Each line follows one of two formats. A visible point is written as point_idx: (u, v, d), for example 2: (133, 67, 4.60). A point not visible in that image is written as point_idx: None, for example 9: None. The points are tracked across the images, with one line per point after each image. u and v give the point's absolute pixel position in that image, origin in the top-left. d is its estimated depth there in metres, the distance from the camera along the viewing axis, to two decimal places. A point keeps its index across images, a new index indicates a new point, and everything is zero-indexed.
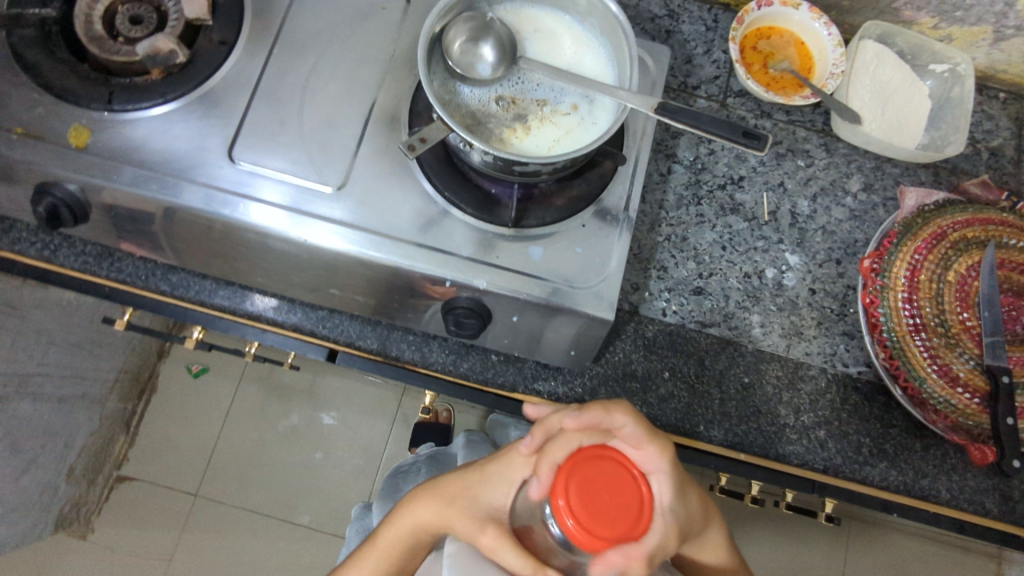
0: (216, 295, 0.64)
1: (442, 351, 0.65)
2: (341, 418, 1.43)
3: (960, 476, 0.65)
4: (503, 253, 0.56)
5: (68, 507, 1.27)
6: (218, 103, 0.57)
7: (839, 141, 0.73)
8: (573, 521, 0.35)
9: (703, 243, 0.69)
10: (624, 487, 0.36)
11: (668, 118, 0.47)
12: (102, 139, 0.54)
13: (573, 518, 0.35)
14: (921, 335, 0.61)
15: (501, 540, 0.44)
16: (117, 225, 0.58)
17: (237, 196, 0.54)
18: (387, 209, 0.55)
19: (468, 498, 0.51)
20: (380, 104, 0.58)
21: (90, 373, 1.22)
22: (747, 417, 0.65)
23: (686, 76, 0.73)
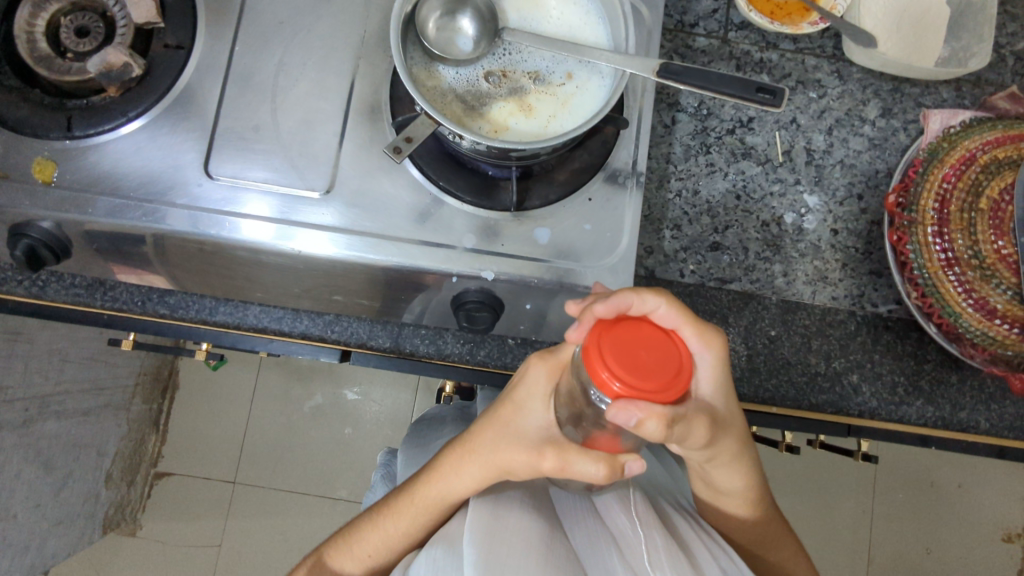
0: (217, 312, 0.62)
1: (457, 342, 0.63)
2: (364, 393, 1.43)
3: (999, 404, 0.64)
4: (509, 240, 0.53)
5: (112, 510, 1.31)
6: (186, 114, 0.53)
7: (852, 66, 0.68)
8: (618, 381, 0.31)
9: (716, 195, 0.66)
10: (660, 343, 0.33)
11: (673, 80, 0.44)
12: (69, 170, 0.51)
13: (619, 379, 0.31)
14: (955, 269, 0.57)
15: (567, 455, 0.43)
16: (101, 255, 0.55)
17: (218, 214, 0.51)
18: (380, 207, 0.52)
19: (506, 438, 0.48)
20: (360, 93, 0.54)
21: (110, 381, 1.22)
22: (777, 370, 0.64)
23: (681, 14, 0.68)
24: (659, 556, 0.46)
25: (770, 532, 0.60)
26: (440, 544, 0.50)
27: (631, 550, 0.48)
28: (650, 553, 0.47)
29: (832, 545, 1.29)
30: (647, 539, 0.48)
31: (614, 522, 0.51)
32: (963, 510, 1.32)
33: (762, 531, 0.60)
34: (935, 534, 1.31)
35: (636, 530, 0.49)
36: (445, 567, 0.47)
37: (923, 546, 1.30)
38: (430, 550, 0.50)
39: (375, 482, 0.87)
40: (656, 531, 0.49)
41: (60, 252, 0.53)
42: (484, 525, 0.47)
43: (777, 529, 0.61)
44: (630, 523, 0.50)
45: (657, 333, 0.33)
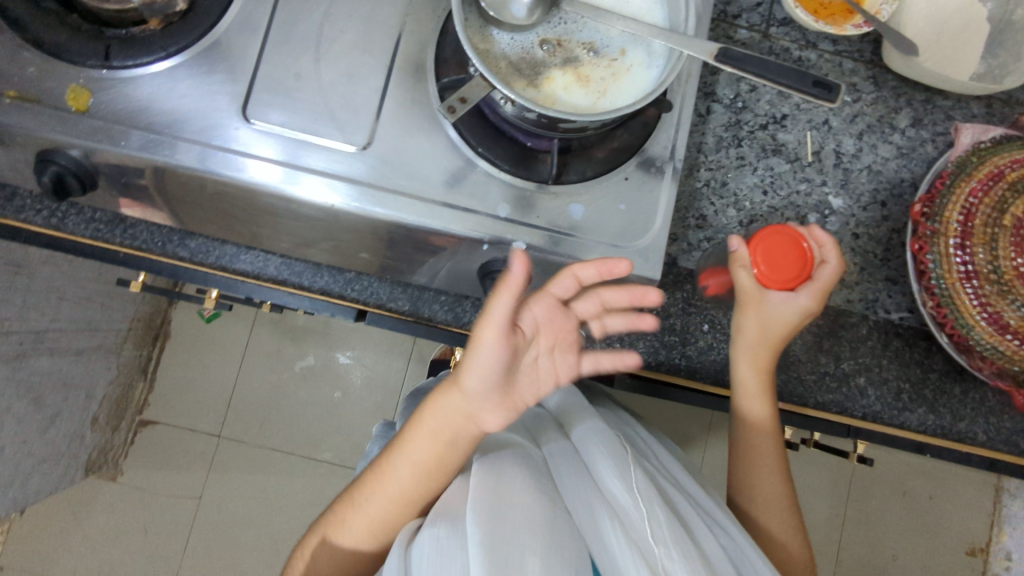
0: (238, 260, 0.61)
1: (476, 310, 0.63)
2: (356, 357, 1.43)
3: (998, 418, 0.65)
4: (543, 212, 0.53)
5: (95, 453, 1.30)
6: (226, 55, 0.52)
7: (889, 73, 0.69)
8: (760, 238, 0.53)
9: (743, 188, 0.66)
10: (791, 260, 0.52)
11: (731, 65, 0.44)
12: (102, 100, 0.50)
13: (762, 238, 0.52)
14: (972, 282, 0.58)
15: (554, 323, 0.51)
16: (127, 191, 0.55)
17: (231, 153, 0.50)
18: (416, 168, 0.52)
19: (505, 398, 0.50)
20: (405, 50, 0.53)
21: (104, 324, 1.20)
22: (787, 365, 0.65)
23: (726, 4, 0.68)
24: (665, 536, 0.45)
25: (757, 462, 0.63)
26: (444, 523, 0.48)
27: (633, 524, 0.46)
28: (654, 531, 0.45)
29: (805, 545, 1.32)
30: (651, 516, 0.46)
31: (612, 495, 0.48)
32: (933, 520, 1.35)
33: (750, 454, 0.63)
34: (904, 541, 1.34)
35: (638, 504, 0.47)
36: (447, 549, 0.45)
37: (891, 552, 1.34)
38: (432, 529, 0.48)
39: (371, 454, 0.88)
40: (659, 507, 0.47)
41: (81, 187, 0.51)
42: (487, 507, 0.45)
43: (767, 468, 0.63)
44: (629, 494, 0.47)
45: (802, 252, 0.52)
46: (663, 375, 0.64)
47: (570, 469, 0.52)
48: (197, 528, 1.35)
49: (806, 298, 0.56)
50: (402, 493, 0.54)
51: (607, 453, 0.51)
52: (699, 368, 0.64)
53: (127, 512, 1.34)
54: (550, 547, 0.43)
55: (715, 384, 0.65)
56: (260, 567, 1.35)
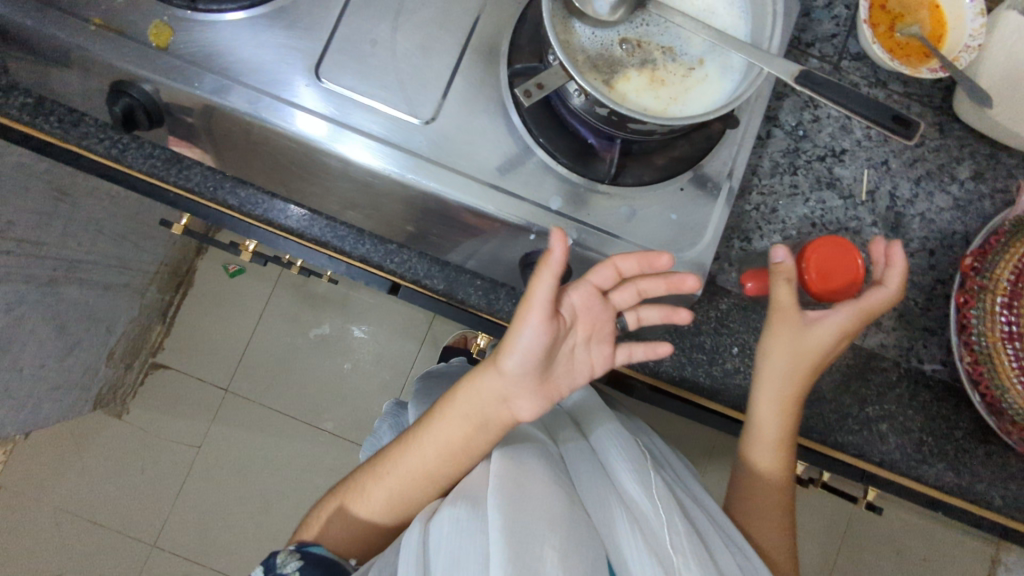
0: (284, 216, 0.61)
1: (509, 301, 0.62)
2: (371, 332, 1.44)
3: (1018, 485, 0.64)
4: (594, 211, 0.53)
5: (106, 388, 1.32)
6: (306, 12, 0.52)
7: (956, 122, 0.68)
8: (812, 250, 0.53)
9: (793, 217, 0.65)
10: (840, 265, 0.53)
11: (810, 89, 0.43)
12: (182, 40, 0.51)
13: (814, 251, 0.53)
14: (1015, 343, 0.57)
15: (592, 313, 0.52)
16: (190, 133, 0.55)
17: (286, 104, 0.51)
18: (474, 148, 0.52)
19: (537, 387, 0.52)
20: (481, 31, 0.54)
21: (134, 263, 1.22)
22: (811, 400, 0.64)
23: (801, 31, 0.68)
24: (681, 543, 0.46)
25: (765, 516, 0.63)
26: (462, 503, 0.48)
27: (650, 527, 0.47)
28: (672, 537, 0.46)
29: None
30: (669, 523, 0.47)
31: (633, 500, 0.49)
32: None
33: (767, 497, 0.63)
34: None
35: (657, 509, 0.48)
36: (465, 530, 0.45)
37: None
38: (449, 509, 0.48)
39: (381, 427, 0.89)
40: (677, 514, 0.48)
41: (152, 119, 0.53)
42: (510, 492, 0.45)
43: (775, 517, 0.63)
44: (649, 499, 0.49)
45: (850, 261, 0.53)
46: (683, 392, 0.64)
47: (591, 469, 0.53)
48: (193, 476, 1.37)
49: (849, 314, 0.55)
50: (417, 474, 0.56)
51: (627, 457, 0.52)
52: (723, 390, 0.63)
53: (128, 451, 1.36)
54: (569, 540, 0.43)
55: (735, 408, 0.65)
56: (248, 524, 1.36)
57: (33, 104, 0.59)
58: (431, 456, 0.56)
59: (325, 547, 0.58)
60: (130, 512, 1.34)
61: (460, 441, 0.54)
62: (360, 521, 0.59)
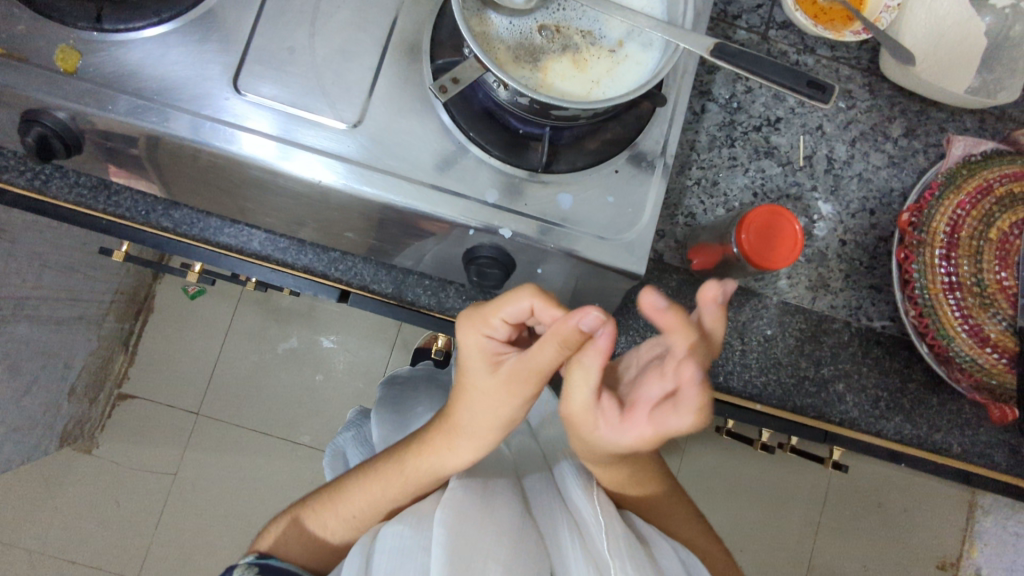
0: (222, 233, 0.61)
1: (459, 297, 0.63)
2: (341, 341, 1.42)
3: (974, 430, 0.66)
4: (531, 200, 0.53)
5: (71, 425, 1.28)
6: (219, 24, 0.51)
7: (884, 81, 0.69)
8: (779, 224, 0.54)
9: (734, 189, 0.66)
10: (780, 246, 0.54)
11: (726, 62, 0.43)
12: (91, 63, 0.49)
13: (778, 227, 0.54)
14: (956, 293, 0.59)
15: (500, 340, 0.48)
16: (113, 157, 0.54)
17: (220, 123, 0.49)
18: (405, 147, 0.51)
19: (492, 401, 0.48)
20: (400, 29, 0.53)
21: (86, 295, 1.19)
22: (768, 368, 0.65)
23: (726, 4, 0.68)
24: (618, 546, 0.48)
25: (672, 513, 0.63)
26: (407, 521, 0.51)
27: (591, 536, 0.51)
28: (612, 542, 0.49)
29: (776, 549, 1.33)
30: (610, 527, 0.50)
31: (579, 510, 0.53)
32: (906, 533, 1.35)
33: (661, 509, 0.62)
34: (876, 552, 1.35)
35: (598, 517, 0.51)
36: (408, 549, 0.48)
37: (862, 562, 1.35)
38: (396, 524, 0.51)
39: (342, 443, 0.88)
40: (616, 522, 0.51)
41: (72, 148, 0.51)
42: (456, 507, 0.49)
43: (676, 508, 0.64)
44: (590, 509, 0.52)
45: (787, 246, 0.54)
46: None
47: (544, 494, 0.57)
48: (170, 505, 1.34)
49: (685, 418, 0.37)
50: (400, 498, 0.57)
51: (576, 475, 0.56)
52: None
53: (101, 486, 1.33)
54: (511, 553, 0.47)
55: None
56: (231, 547, 1.34)
57: None
58: (406, 479, 0.56)
59: (279, 559, 0.60)
60: (109, 548, 1.31)
61: (435, 464, 0.54)
62: (319, 539, 0.61)
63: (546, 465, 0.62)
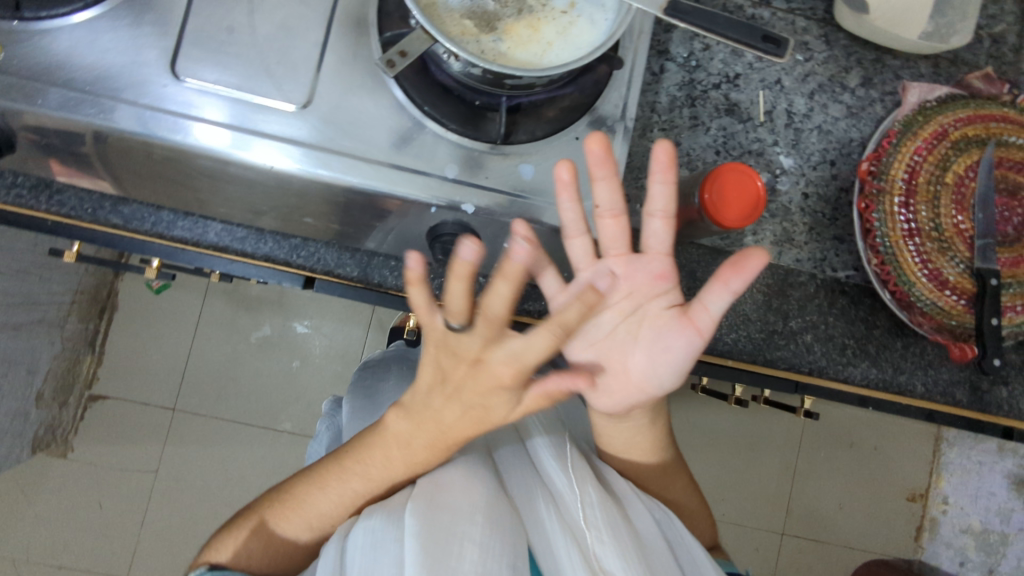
0: (175, 226, 0.58)
1: (427, 276, 0.62)
2: (314, 326, 1.40)
3: (936, 370, 0.68)
4: (493, 173, 0.52)
5: (42, 430, 1.25)
6: (152, 6, 0.48)
7: (839, 31, 0.69)
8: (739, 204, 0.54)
9: (696, 148, 0.66)
10: (731, 208, 0.54)
11: (680, 19, 0.43)
12: (16, 56, 0.46)
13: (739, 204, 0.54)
14: (915, 239, 0.60)
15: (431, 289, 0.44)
16: (50, 154, 0.51)
17: (160, 112, 0.47)
18: (359, 126, 0.50)
19: (481, 380, 0.51)
20: (345, 3, 0.51)
21: (44, 298, 1.15)
22: (738, 324, 0.66)
23: None
24: (594, 516, 0.49)
25: (676, 483, 0.65)
26: (377, 515, 0.50)
27: (568, 508, 0.51)
28: (585, 512, 0.50)
29: (756, 495, 1.37)
30: (583, 496, 0.51)
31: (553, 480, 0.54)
32: (878, 471, 1.40)
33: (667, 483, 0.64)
34: (851, 491, 1.40)
35: (572, 487, 0.52)
36: (383, 540, 0.48)
37: (839, 502, 1.39)
38: (368, 520, 0.51)
39: (321, 431, 0.87)
40: (590, 488, 0.51)
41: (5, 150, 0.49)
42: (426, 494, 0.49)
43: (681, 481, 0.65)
44: (565, 478, 0.53)
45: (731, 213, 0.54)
46: None
47: (518, 465, 0.57)
48: (153, 503, 1.33)
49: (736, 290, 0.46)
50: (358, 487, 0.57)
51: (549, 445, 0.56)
52: None
53: (79, 490, 1.31)
54: (489, 532, 0.47)
55: None
56: None
57: None
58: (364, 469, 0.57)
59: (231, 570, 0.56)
60: (94, 550, 1.30)
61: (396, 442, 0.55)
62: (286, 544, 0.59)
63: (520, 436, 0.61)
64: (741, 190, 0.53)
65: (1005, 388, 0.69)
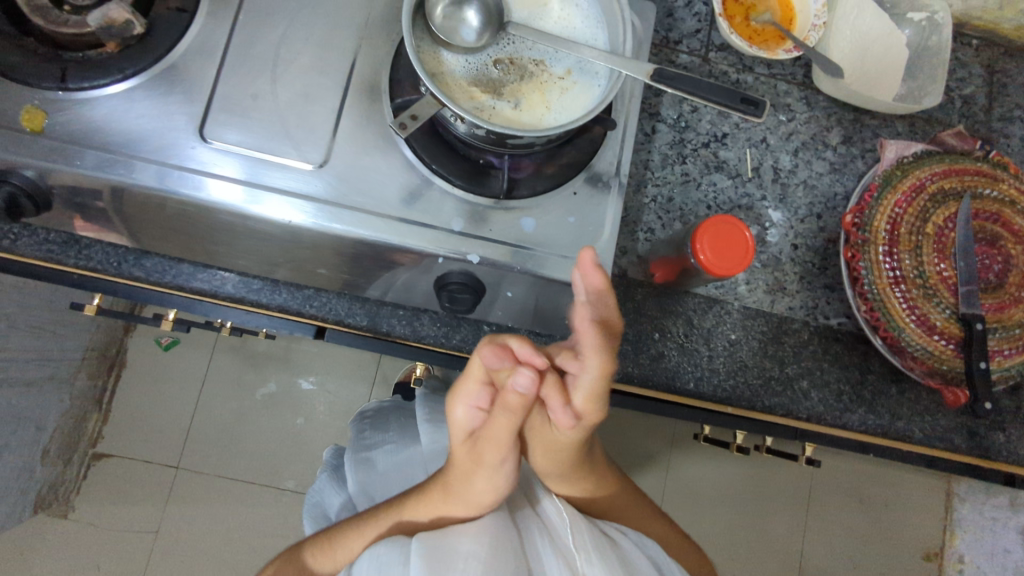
0: (194, 278, 0.61)
1: (433, 325, 0.65)
2: (319, 382, 1.42)
3: (932, 415, 0.69)
4: (496, 225, 0.55)
5: (46, 489, 1.24)
6: (185, 78, 0.53)
7: (819, 93, 0.73)
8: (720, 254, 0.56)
9: (688, 203, 0.69)
10: (717, 253, 0.56)
11: (666, 84, 0.47)
12: (59, 122, 0.50)
13: (721, 252, 0.56)
14: (901, 286, 0.63)
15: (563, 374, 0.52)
16: (83, 211, 0.55)
17: (184, 171, 0.51)
18: (372, 183, 0.53)
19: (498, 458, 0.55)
20: (359, 73, 0.55)
21: (56, 355, 1.17)
22: (735, 371, 0.68)
23: (667, 31, 0.72)
24: (584, 540, 0.52)
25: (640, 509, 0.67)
26: (386, 543, 0.51)
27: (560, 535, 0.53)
28: (575, 537, 0.52)
29: (765, 554, 1.34)
30: (573, 525, 0.53)
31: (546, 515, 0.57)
32: (889, 529, 1.38)
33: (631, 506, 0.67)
34: (863, 548, 1.37)
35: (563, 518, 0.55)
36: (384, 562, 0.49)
37: (852, 562, 1.36)
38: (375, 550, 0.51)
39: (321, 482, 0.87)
40: (580, 518, 0.54)
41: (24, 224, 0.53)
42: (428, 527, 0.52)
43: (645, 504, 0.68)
44: (556, 513, 0.56)
45: (717, 257, 0.56)
46: (619, 385, 0.66)
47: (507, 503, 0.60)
48: (152, 565, 1.30)
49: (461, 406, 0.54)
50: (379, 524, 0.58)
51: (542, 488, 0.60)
52: (652, 376, 0.66)
53: (77, 552, 1.28)
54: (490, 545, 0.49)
55: (667, 391, 0.67)
56: None
57: None
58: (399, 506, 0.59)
59: None
60: None
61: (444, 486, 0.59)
62: None
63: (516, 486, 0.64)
64: (730, 240, 0.56)
65: (1001, 432, 0.70)
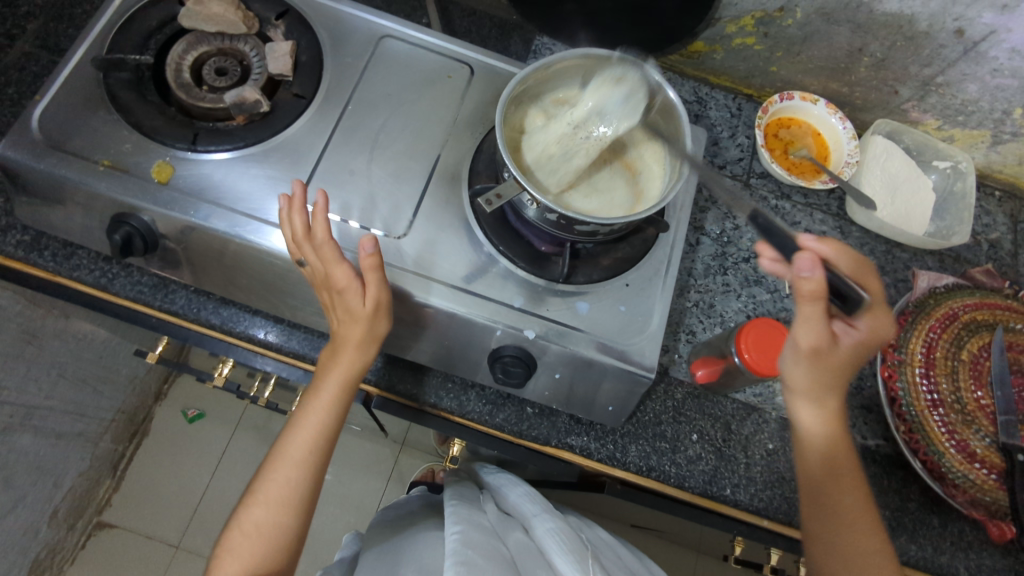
0: (262, 331, 0.66)
1: (479, 401, 0.67)
2: (335, 472, 1.40)
3: (976, 553, 0.67)
4: (553, 307, 0.59)
5: (45, 553, 1.17)
6: (292, 151, 0.60)
7: (853, 225, 0.79)
8: (748, 354, 0.59)
9: (729, 311, 0.73)
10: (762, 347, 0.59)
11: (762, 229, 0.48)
12: (183, 177, 0.57)
13: (749, 353, 0.59)
14: (939, 410, 0.65)
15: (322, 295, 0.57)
16: (182, 257, 0.60)
17: (264, 223, 0.56)
18: (443, 257, 0.59)
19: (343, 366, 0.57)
20: (443, 162, 0.62)
21: (90, 410, 1.18)
22: (772, 482, 0.67)
23: (713, 157, 0.80)
24: None
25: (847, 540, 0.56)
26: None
27: None
28: None
29: None
30: None
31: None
32: None
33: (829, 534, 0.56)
34: None
35: None
36: None
37: None
38: None
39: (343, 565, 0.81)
40: None
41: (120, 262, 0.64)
42: None
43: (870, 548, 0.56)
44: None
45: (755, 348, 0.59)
46: (653, 482, 0.67)
47: (531, 559, 0.55)
48: None
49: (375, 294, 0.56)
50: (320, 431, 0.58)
51: (569, 549, 0.54)
52: (688, 477, 0.66)
53: None
54: None
55: (702, 495, 0.66)
56: None
57: (29, 241, 0.64)
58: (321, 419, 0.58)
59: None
60: None
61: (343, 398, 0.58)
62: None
63: (564, 527, 0.59)
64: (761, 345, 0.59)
65: None
